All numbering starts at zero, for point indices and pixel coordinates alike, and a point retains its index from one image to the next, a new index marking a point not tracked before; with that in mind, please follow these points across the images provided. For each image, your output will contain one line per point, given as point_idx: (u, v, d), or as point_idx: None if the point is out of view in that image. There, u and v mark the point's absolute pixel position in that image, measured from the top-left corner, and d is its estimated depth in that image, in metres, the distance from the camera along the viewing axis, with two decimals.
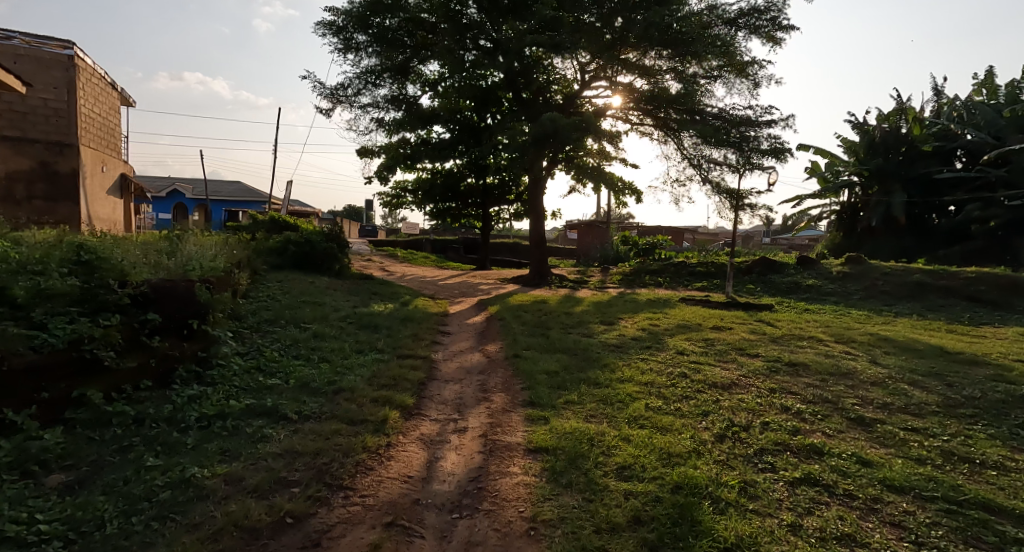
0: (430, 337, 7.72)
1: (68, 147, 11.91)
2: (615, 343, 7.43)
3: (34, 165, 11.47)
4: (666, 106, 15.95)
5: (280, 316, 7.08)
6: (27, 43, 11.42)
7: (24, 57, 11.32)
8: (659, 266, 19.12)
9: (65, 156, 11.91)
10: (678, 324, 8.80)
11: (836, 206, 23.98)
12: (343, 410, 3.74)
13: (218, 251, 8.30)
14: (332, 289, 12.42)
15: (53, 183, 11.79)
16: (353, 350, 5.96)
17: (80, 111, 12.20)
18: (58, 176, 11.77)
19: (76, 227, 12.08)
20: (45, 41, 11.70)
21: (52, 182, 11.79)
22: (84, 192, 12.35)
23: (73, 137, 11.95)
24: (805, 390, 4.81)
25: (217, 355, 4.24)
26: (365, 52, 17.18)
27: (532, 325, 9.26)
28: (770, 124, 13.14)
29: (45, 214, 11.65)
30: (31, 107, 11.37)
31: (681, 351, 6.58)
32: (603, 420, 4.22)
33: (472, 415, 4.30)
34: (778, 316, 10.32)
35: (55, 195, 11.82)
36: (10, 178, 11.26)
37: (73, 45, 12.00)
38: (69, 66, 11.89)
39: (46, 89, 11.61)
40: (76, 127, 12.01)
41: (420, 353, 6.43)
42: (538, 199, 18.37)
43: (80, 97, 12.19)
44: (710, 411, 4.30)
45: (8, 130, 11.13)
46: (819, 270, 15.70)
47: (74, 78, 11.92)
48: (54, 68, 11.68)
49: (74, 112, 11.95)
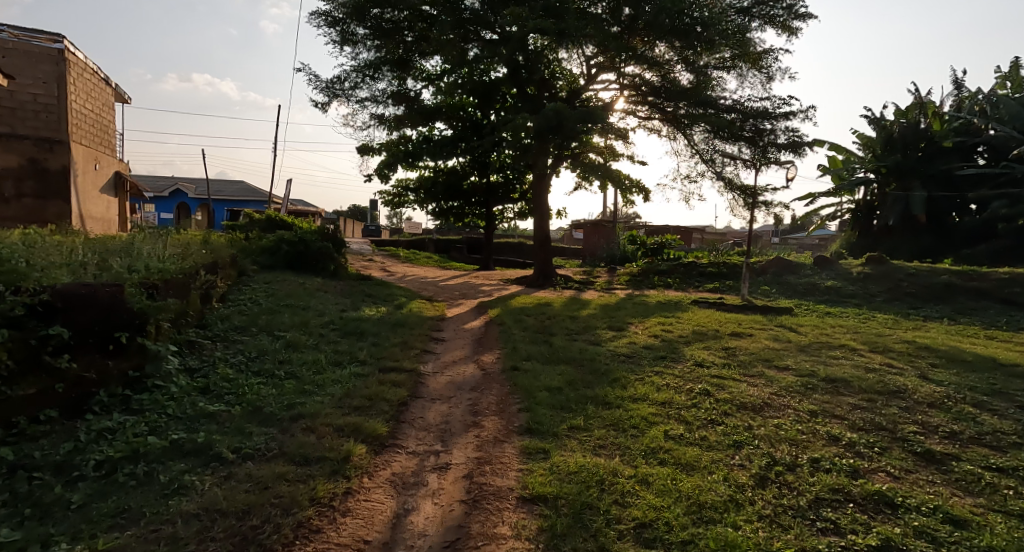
0: (420, 345, 7.02)
1: (58, 144, 11.29)
2: (625, 353, 6.70)
3: (23, 161, 10.86)
4: (677, 99, 15.23)
5: (254, 323, 6.41)
6: (15, 36, 10.74)
7: (12, 50, 10.66)
8: (668, 266, 18.40)
9: (56, 153, 11.30)
10: (692, 331, 8.07)
11: (851, 204, 23.17)
12: (295, 445, 3.05)
13: (192, 251, 7.66)
14: (324, 291, 11.74)
15: (43, 181, 11.20)
16: (328, 362, 5.28)
17: (71, 107, 11.56)
18: (47, 173, 11.18)
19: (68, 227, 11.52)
20: (36, 34, 11.02)
21: (42, 180, 11.20)
22: (76, 190, 11.76)
23: (64, 133, 11.32)
24: (851, 413, 4.08)
25: (152, 375, 3.58)
26: (364, 46, 16.51)
27: (535, 331, 8.56)
28: (787, 117, 12.33)
29: (32, 213, 11.07)
30: (19, 102, 10.75)
31: (700, 363, 5.86)
32: (614, 454, 3.52)
33: (458, 446, 3.59)
34: (800, 321, 9.57)
35: (44, 193, 11.24)
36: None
37: (64, 38, 11.31)
38: (60, 60, 11.23)
39: (35, 84, 10.95)
40: (67, 124, 11.38)
41: (406, 365, 5.73)
42: (541, 198, 17.64)
43: (70, 92, 11.53)
44: (744, 442, 3.58)
45: None
46: (838, 270, 14.92)
47: (66, 73, 11.26)
48: (44, 62, 11.01)
49: (65, 108, 11.32)
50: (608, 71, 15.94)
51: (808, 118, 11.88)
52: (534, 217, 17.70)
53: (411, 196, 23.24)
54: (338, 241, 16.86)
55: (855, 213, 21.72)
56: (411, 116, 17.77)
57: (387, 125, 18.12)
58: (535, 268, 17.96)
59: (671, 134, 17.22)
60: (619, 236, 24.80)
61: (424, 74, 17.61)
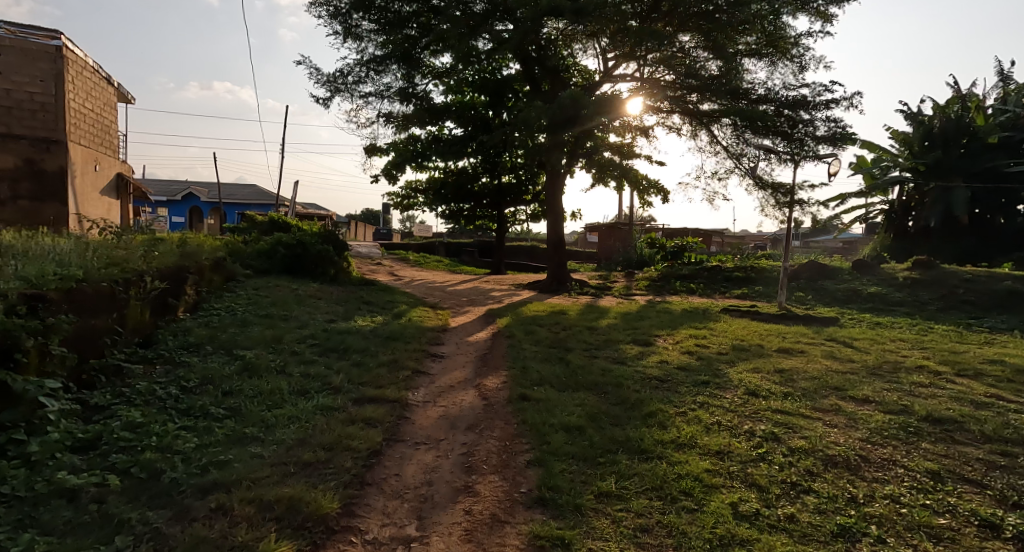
0: (413, 363, 5.95)
1: (55, 144, 10.60)
2: (657, 375, 5.58)
3: (19, 163, 10.19)
4: (701, 91, 14.06)
5: (213, 338, 5.41)
6: (12, 33, 10.13)
7: (8, 47, 9.99)
8: (690, 270, 17.27)
9: (53, 154, 10.61)
10: (732, 347, 6.93)
11: (885, 204, 21.75)
12: (181, 547, 2.03)
13: (155, 255, 6.73)
14: (317, 298, 10.74)
15: (40, 182, 10.52)
16: (289, 391, 4.24)
17: (70, 106, 10.89)
18: (44, 174, 10.48)
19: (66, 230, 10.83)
20: (32, 31, 10.40)
21: (38, 182, 10.50)
22: (74, 191, 11.07)
23: (61, 133, 10.65)
24: (993, 477, 2.95)
25: (10, 427, 2.60)
26: (369, 39, 15.57)
27: (549, 345, 7.48)
28: (828, 106, 11.03)
29: (30, 216, 10.39)
30: (15, 101, 10.08)
31: (754, 392, 4.71)
32: (668, 545, 2.45)
33: (439, 532, 2.54)
34: (853, 334, 8.36)
35: (41, 194, 10.55)
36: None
37: (61, 35, 10.70)
38: (57, 58, 10.56)
39: (32, 82, 10.28)
40: (65, 123, 10.71)
41: (389, 391, 4.66)
42: (556, 198, 16.54)
43: (69, 90, 10.87)
44: (856, 530, 2.48)
45: None
46: (880, 275, 13.68)
47: (63, 71, 10.58)
48: (41, 59, 10.35)
49: (63, 106, 10.64)
50: (624, 64, 14.87)
51: (851, 107, 10.62)
52: (547, 218, 16.62)
53: (421, 198, 22.26)
54: (340, 243, 15.91)
55: (888, 215, 20.36)
56: (419, 114, 16.76)
57: (394, 123, 17.12)
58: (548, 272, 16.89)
59: (696, 130, 16.02)
60: (636, 239, 23.60)
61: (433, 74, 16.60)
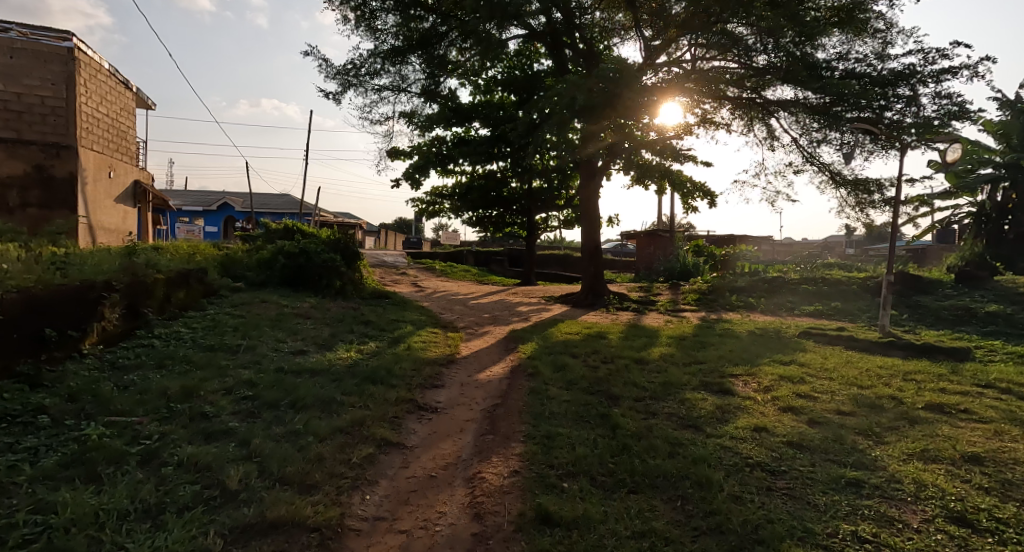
0: (384, 429, 4.06)
1: (65, 149, 10.70)
2: (764, 460, 3.51)
3: (28, 169, 10.34)
4: (768, 73, 11.78)
5: (82, 392, 3.66)
6: (25, 35, 10.28)
7: (22, 50, 10.22)
8: (747, 282, 15.05)
9: (63, 159, 10.70)
10: (852, 402, 4.78)
11: (972, 206, 18.89)
12: None
13: (47, 272, 5.05)
14: (306, 317, 8.99)
15: (49, 189, 10.60)
16: (115, 517, 2.37)
17: (83, 109, 11.00)
18: (53, 181, 10.58)
19: (75, 237, 10.90)
20: (45, 33, 10.57)
21: (48, 188, 10.60)
22: (85, 198, 11.13)
23: (72, 138, 10.75)
24: None
25: None
26: (386, 31, 13.62)
27: (588, 390, 5.49)
28: (941, 77, 8.71)
29: (39, 224, 10.51)
30: (26, 106, 10.27)
31: (964, 521, 2.61)
32: None
33: None
34: (1008, 374, 6.08)
35: (51, 202, 10.63)
36: (3, 184, 10.25)
37: (74, 37, 10.81)
38: (69, 60, 10.68)
39: (43, 85, 10.42)
40: (76, 128, 10.80)
41: (314, 503, 2.76)
42: (590, 201, 14.48)
43: (82, 94, 10.98)
44: None
45: (2, 131, 10.10)
46: (995, 291, 11.23)
47: (75, 72, 10.69)
48: (53, 61, 10.49)
49: (74, 109, 10.73)
50: (668, 52, 12.83)
51: (977, 77, 8.30)
52: (582, 225, 14.62)
53: (446, 204, 20.53)
54: (350, 252, 14.09)
55: (976, 220, 17.54)
56: (443, 114, 14.93)
57: (416, 124, 15.36)
58: (582, 283, 14.88)
59: (754, 124, 13.74)
60: (680, 246, 21.32)
61: (460, 71, 14.68)
